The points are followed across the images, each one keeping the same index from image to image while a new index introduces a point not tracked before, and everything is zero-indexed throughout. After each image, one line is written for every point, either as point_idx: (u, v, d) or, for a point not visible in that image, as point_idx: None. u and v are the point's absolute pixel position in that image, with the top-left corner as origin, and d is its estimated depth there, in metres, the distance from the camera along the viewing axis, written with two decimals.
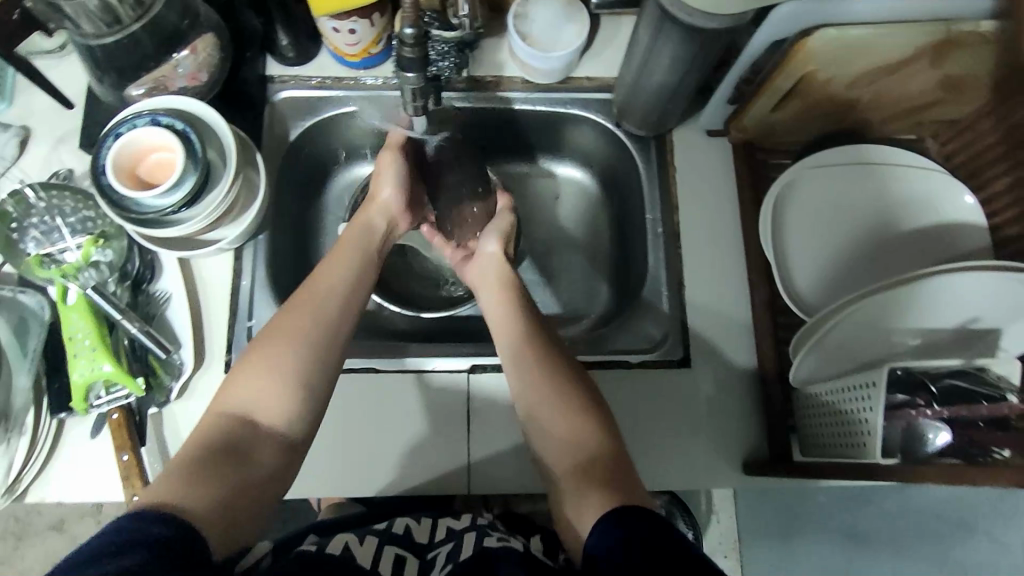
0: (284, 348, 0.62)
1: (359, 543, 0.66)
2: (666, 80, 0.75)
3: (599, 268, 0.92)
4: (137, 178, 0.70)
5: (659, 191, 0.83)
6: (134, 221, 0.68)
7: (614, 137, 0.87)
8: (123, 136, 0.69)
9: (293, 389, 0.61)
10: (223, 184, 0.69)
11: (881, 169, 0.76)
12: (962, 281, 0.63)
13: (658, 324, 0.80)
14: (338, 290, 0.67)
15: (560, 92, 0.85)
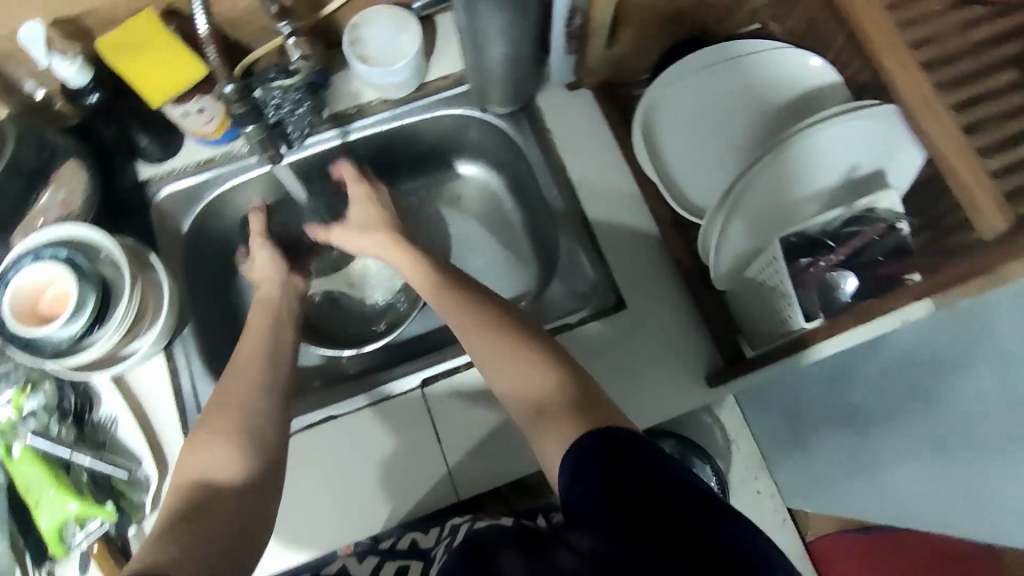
0: (234, 411, 0.62)
1: (359, 562, 0.70)
2: (501, 53, 0.75)
3: (521, 248, 0.94)
4: (40, 316, 0.70)
5: (542, 156, 0.85)
6: (51, 355, 0.68)
7: (487, 122, 0.88)
8: (13, 282, 0.70)
9: (244, 445, 0.60)
10: (123, 292, 0.70)
11: (739, 61, 0.77)
12: (826, 132, 0.66)
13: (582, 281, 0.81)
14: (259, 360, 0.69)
15: (421, 99, 0.86)
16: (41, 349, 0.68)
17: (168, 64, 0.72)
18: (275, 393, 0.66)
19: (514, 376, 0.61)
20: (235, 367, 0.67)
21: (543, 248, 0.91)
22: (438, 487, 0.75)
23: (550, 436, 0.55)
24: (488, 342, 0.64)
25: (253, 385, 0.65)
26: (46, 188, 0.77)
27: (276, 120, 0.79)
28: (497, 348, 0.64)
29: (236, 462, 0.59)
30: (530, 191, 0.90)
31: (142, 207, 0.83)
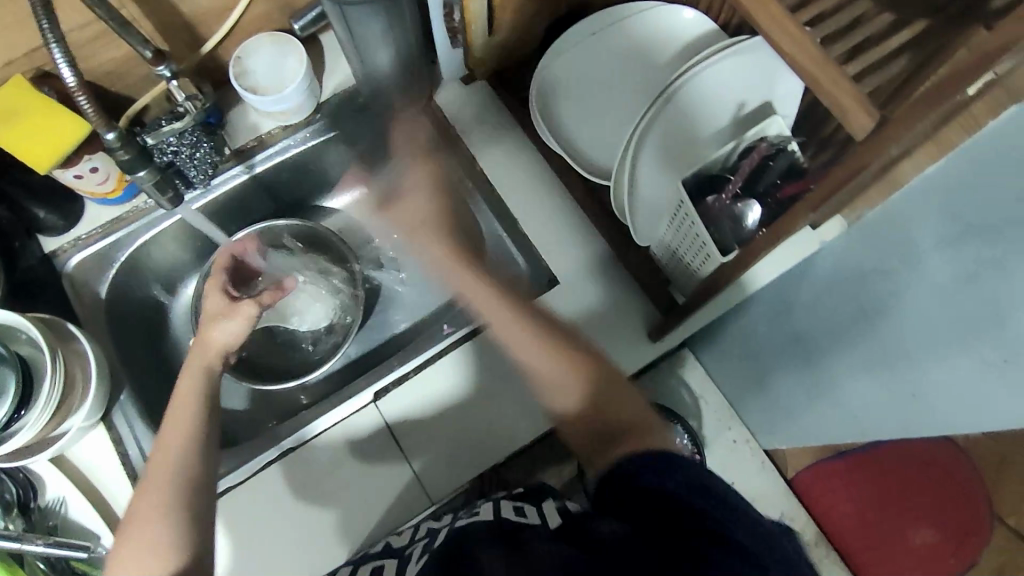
0: (153, 509, 0.59)
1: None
2: (386, 57, 0.75)
3: (451, 246, 0.94)
4: None
5: (451, 153, 0.86)
6: None
7: (392, 130, 0.88)
8: None
9: (179, 553, 0.57)
10: (46, 367, 0.67)
11: (619, 26, 0.80)
12: (713, 70, 0.69)
13: None
14: (180, 449, 0.63)
15: (321, 119, 0.86)
16: None
17: (46, 127, 0.70)
18: (198, 484, 0.61)
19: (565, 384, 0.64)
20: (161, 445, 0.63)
21: (470, 243, 0.91)
22: (408, 495, 0.75)
23: (603, 457, 0.57)
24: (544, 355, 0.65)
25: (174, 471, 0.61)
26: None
27: (167, 162, 0.79)
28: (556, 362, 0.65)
29: (172, 565, 0.56)
30: (447, 190, 0.91)
31: (52, 281, 0.80)
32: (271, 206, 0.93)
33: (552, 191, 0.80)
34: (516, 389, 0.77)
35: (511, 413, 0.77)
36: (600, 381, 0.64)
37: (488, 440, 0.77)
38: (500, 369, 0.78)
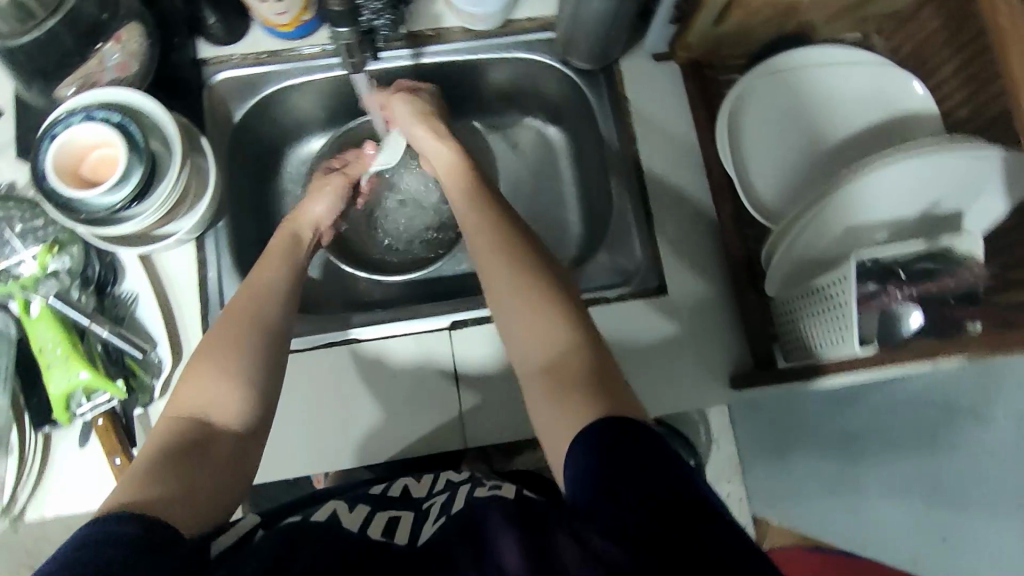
0: (227, 354, 0.59)
1: (348, 510, 0.57)
2: (604, 7, 0.72)
3: (566, 208, 0.92)
4: (81, 178, 0.67)
5: (614, 121, 0.83)
6: (85, 222, 0.65)
7: (565, 76, 0.85)
8: (60, 136, 0.66)
9: (245, 390, 0.57)
10: (172, 173, 0.67)
11: (824, 72, 0.76)
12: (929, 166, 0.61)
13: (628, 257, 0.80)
14: (270, 286, 0.65)
15: (503, 37, 0.83)
16: (69, 209, 0.65)
17: None
18: (273, 338, 0.62)
19: (529, 329, 0.56)
20: (241, 313, 0.62)
21: (590, 214, 0.89)
22: (446, 428, 0.75)
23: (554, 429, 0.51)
24: (506, 286, 0.59)
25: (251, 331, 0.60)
26: (105, 44, 0.71)
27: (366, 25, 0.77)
28: (501, 310, 0.59)
29: (236, 397, 0.57)
30: (591, 155, 0.88)
31: (195, 88, 0.79)
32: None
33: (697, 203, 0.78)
34: None
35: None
36: (537, 306, 0.57)
37: None
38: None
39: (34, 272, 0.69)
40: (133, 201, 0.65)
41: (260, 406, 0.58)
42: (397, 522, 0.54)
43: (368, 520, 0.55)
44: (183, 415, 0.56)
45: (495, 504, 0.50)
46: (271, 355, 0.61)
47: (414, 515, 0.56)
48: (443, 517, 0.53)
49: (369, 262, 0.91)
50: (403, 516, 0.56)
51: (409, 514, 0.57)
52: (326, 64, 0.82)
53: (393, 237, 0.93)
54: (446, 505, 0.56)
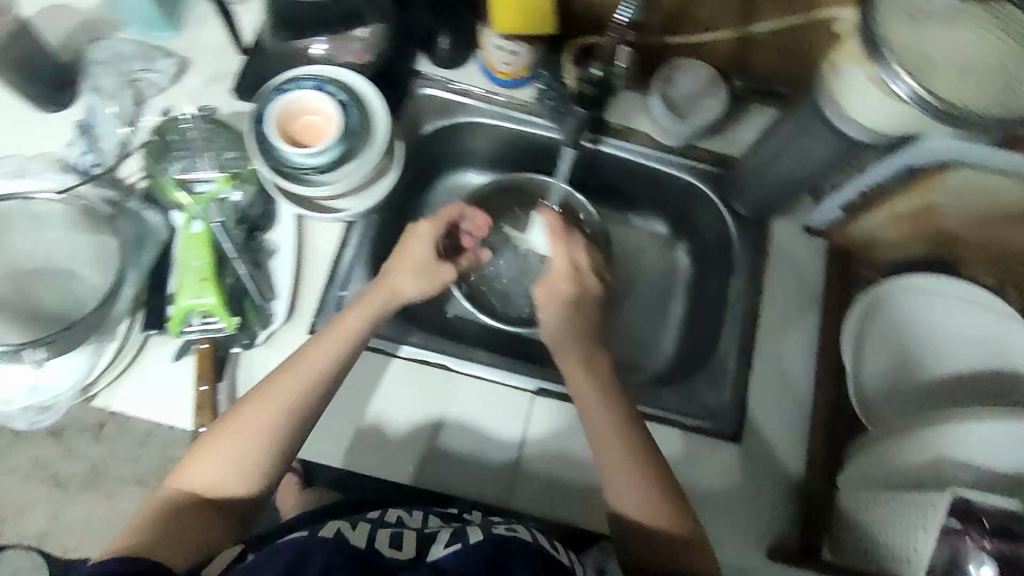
0: (248, 434, 0.65)
1: (352, 528, 0.63)
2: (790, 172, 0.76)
3: (667, 326, 0.95)
4: (289, 132, 0.72)
5: (748, 268, 0.86)
6: (279, 173, 0.71)
7: (718, 211, 0.89)
8: (289, 92, 0.72)
9: (256, 473, 0.65)
10: (366, 163, 0.72)
11: (936, 296, 0.79)
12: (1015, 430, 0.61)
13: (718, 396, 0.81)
14: (320, 365, 0.68)
15: (680, 156, 0.88)
16: (276, 163, 0.71)
17: None
18: (302, 419, 0.66)
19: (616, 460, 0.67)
20: (276, 388, 0.66)
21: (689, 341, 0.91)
22: None
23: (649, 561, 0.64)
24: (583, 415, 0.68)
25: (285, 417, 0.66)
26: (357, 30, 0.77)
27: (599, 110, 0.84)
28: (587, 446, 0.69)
29: (246, 477, 0.65)
30: (711, 290, 0.91)
31: (402, 92, 0.85)
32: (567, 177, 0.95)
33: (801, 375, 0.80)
34: None
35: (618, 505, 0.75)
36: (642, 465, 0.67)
37: None
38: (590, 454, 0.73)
39: (212, 191, 0.75)
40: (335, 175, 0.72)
41: (265, 483, 0.66)
42: (400, 541, 0.62)
43: (371, 538, 0.62)
44: (196, 483, 0.64)
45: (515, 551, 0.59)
46: (286, 442, 0.66)
47: (416, 534, 0.64)
48: (458, 542, 0.60)
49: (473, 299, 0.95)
50: (405, 532, 0.64)
51: (410, 532, 0.64)
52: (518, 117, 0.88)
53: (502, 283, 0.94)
54: (458, 534, 0.61)
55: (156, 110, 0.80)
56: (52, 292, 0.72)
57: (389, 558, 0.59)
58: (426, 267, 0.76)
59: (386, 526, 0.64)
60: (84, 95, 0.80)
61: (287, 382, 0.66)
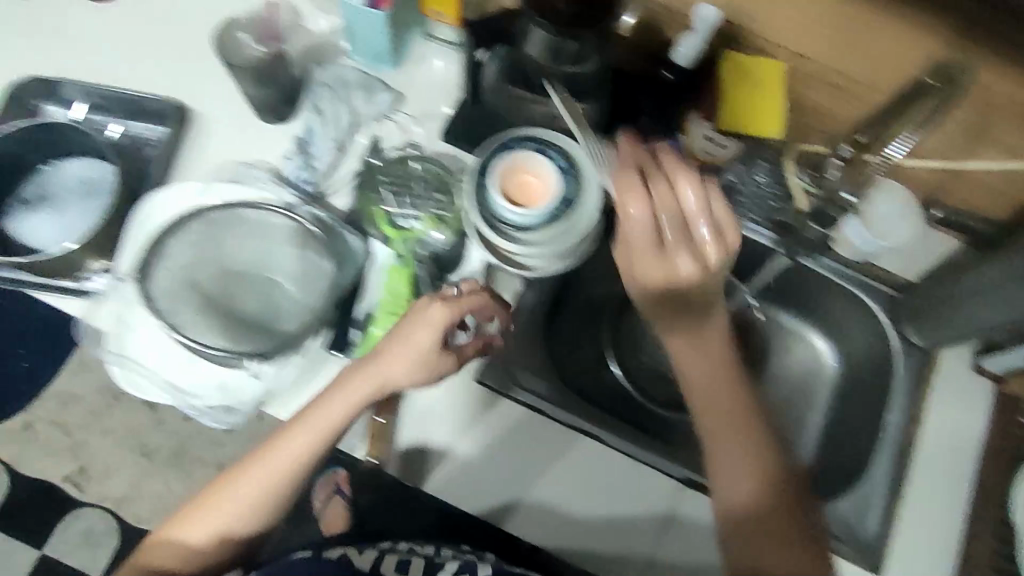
0: (223, 513, 0.67)
1: (358, 553, 0.71)
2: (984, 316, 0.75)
3: (803, 433, 0.93)
4: (508, 183, 0.74)
5: (907, 397, 0.84)
6: (487, 221, 0.73)
7: (883, 334, 0.88)
8: (520, 147, 0.74)
9: (227, 542, 0.68)
10: (573, 240, 0.73)
11: None
12: None
13: (863, 519, 0.79)
14: (294, 448, 0.67)
15: (857, 272, 0.89)
16: (488, 215, 0.73)
17: (761, 109, 0.77)
18: (271, 499, 0.68)
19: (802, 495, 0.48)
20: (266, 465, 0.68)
21: (825, 454, 0.90)
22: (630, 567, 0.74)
23: None
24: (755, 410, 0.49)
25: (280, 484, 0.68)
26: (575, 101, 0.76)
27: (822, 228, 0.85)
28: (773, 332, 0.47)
29: (214, 544, 0.68)
30: (858, 408, 0.90)
31: None
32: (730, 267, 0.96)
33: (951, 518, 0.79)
34: None
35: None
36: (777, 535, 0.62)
37: None
38: (582, 522, 0.73)
39: (416, 231, 0.75)
40: (542, 236, 0.73)
41: (238, 548, 0.69)
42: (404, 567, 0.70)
43: (376, 568, 0.69)
44: (168, 547, 0.68)
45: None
46: (252, 519, 0.68)
47: (422, 563, 0.71)
48: None
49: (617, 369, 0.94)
50: (414, 561, 0.71)
51: (417, 560, 0.71)
52: None
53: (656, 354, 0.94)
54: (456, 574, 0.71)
55: (369, 137, 0.83)
56: (252, 301, 0.73)
57: None
58: (420, 360, 0.66)
59: (392, 554, 0.71)
60: (304, 112, 0.84)
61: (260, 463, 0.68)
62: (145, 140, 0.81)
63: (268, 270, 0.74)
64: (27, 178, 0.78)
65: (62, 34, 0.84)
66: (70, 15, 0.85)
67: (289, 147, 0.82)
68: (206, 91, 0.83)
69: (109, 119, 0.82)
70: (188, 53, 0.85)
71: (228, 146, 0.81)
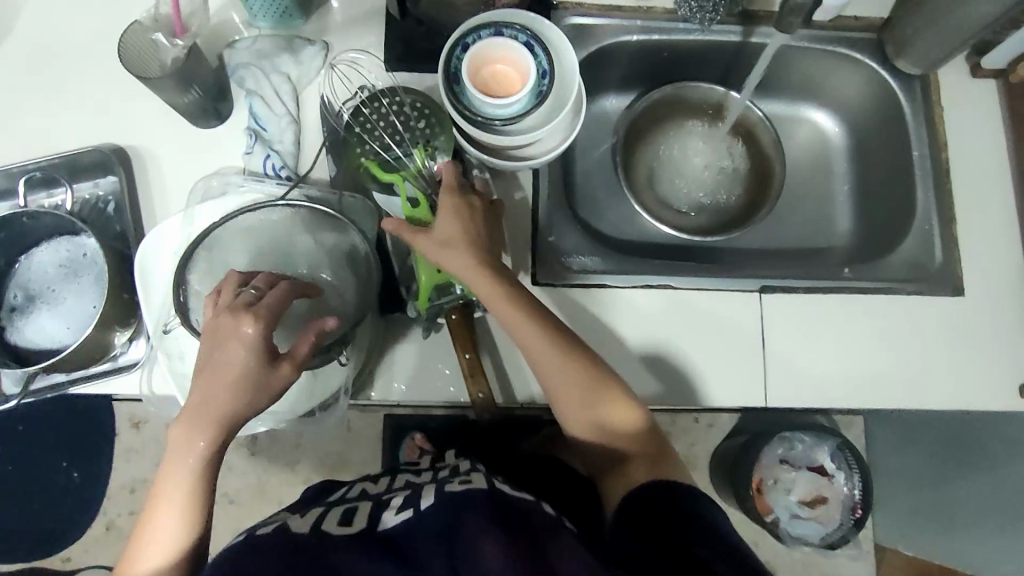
0: (180, 501, 0.57)
1: (299, 517, 0.60)
2: (988, 11, 0.71)
3: (840, 201, 0.93)
4: (484, 72, 0.71)
5: (925, 128, 0.83)
6: (469, 117, 0.70)
7: (879, 82, 0.86)
8: (500, 35, 0.70)
9: (186, 528, 0.57)
10: (556, 121, 0.71)
11: None
12: None
13: (917, 248, 0.81)
14: (181, 472, 0.57)
15: (832, 31, 0.84)
16: (477, 120, 0.70)
17: None
18: (184, 497, 0.57)
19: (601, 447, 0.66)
20: (174, 445, 0.57)
21: (867, 214, 0.90)
22: (748, 384, 0.76)
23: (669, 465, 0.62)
24: (550, 354, 0.66)
25: (191, 478, 0.57)
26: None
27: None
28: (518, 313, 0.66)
29: (178, 548, 0.57)
30: (883, 156, 0.88)
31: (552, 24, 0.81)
32: (710, 77, 0.91)
33: (995, 217, 0.80)
34: (873, 354, 0.77)
35: (843, 390, 0.76)
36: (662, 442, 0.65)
37: (837, 386, 0.76)
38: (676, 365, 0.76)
39: (416, 166, 0.71)
40: (537, 110, 0.71)
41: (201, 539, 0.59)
42: (354, 511, 0.62)
43: (319, 523, 0.58)
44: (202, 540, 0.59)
45: (529, 512, 0.57)
46: (197, 506, 0.58)
47: (372, 503, 0.63)
48: (410, 507, 0.59)
49: (666, 211, 0.92)
50: (360, 506, 0.63)
51: (365, 504, 0.64)
52: (672, 28, 0.84)
53: (686, 189, 0.92)
54: (412, 496, 0.62)
55: (317, 99, 0.78)
56: None
57: (341, 526, 0.58)
58: (250, 383, 0.55)
59: (348, 502, 0.65)
60: (241, 104, 0.78)
61: (168, 473, 0.58)
62: (108, 201, 0.77)
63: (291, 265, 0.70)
64: (10, 282, 0.74)
65: None
66: None
67: (245, 140, 0.77)
68: (135, 123, 0.77)
69: (57, 189, 0.77)
70: (90, 90, 0.77)
71: (184, 168, 0.76)
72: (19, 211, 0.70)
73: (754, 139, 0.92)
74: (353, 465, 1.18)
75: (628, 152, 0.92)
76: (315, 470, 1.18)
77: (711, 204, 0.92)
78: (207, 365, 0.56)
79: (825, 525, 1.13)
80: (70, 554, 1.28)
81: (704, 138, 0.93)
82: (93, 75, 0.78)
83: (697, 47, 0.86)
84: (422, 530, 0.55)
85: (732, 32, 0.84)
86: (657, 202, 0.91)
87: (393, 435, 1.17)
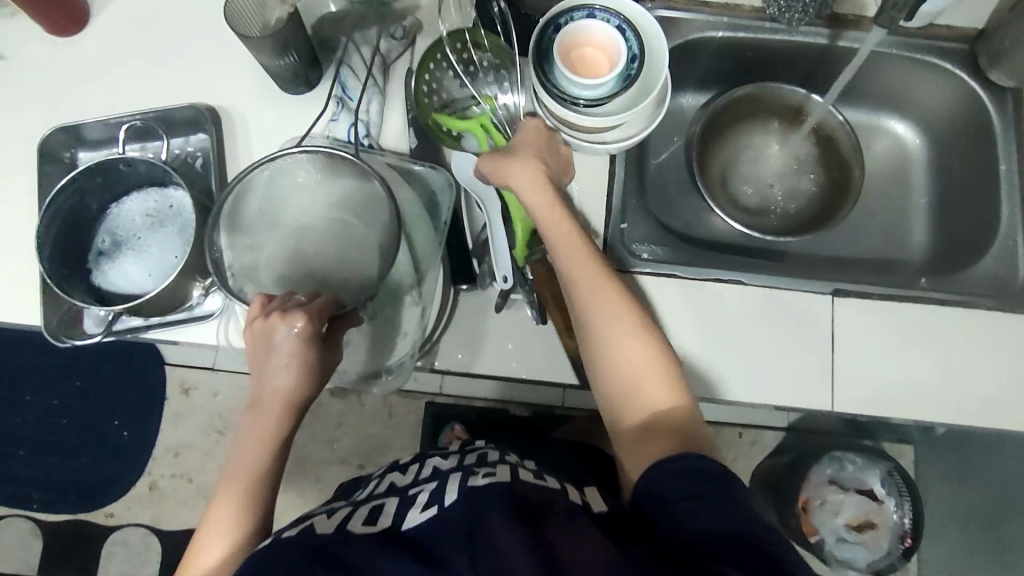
0: (243, 490, 0.57)
1: (326, 516, 0.56)
2: None
3: (916, 214, 0.91)
4: (574, 54, 0.72)
5: (1015, 143, 0.81)
6: (554, 95, 0.71)
7: (967, 94, 0.84)
8: (593, 18, 0.71)
9: (248, 518, 0.56)
10: (640, 106, 0.72)
11: None
12: None
13: (998, 264, 0.79)
14: (248, 461, 0.58)
15: (923, 39, 0.83)
16: (562, 100, 0.71)
17: None
18: (249, 487, 0.57)
19: (637, 446, 0.58)
20: (249, 430, 0.59)
21: (944, 229, 0.88)
22: (816, 387, 0.74)
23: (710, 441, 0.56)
24: (606, 329, 0.62)
25: (260, 463, 0.58)
26: None
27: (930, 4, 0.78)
28: (580, 273, 0.64)
29: (240, 538, 0.55)
30: (966, 170, 0.86)
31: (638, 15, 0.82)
32: (791, 80, 0.91)
33: None
34: (946, 367, 0.75)
35: (912, 403, 0.74)
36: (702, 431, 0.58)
37: (907, 397, 0.74)
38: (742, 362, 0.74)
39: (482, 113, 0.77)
40: (622, 93, 0.71)
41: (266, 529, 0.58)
42: (379, 509, 0.57)
43: (344, 523, 0.54)
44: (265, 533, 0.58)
45: (553, 507, 0.52)
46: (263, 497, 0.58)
47: (399, 499, 0.57)
48: (434, 505, 0.54)
49: (736, 210, 0.91)
50: (386, 503, 0.57)
51: (391, 499, 0.58)
52: (759, 27, 0.83)
53: (758, 191, 0.92)
54: (437, 490, 0.56)
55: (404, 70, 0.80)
56: None
57: (365, 529, 0.53)
58: (302, 374, 0.57)
59: (374, 496, 0.60)
60: (330, 74, 0.80)
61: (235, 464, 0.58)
62: (196, 157, 0.79)
63: (351, 211, 0.69)
64: (99, 227, 0.77)
65: (57, 78, 0.80)
66: (61, 61, 0.80)
67: (330, 109, 0.79)
68: (229, 85, 0.79)
69: (150, 142, 0.80)
70: (190, 52, 0.80)
71: (272, 132, 0.79)
72: (116, 157, 0.72)
73: (834, 144, 0.91)
74: (398, 446, 1.19)
75: (701, 149, 0.91)
76: (353, 450, 1.19)
77: (782, 207, 0.91)
78: (259, 363, 0.58)
79: (871, 551, 1.09)
80: (112, 511, 1.30)
81: (779, 141, 0.93)
82: (194, 38, 0.81)
83: (783, 48, 0.85)
84: (448, 540, 0.50)
85: (819, 35, 0.83)
86: (728, 201, 0.91)
87: (434, 422, 1.17)
